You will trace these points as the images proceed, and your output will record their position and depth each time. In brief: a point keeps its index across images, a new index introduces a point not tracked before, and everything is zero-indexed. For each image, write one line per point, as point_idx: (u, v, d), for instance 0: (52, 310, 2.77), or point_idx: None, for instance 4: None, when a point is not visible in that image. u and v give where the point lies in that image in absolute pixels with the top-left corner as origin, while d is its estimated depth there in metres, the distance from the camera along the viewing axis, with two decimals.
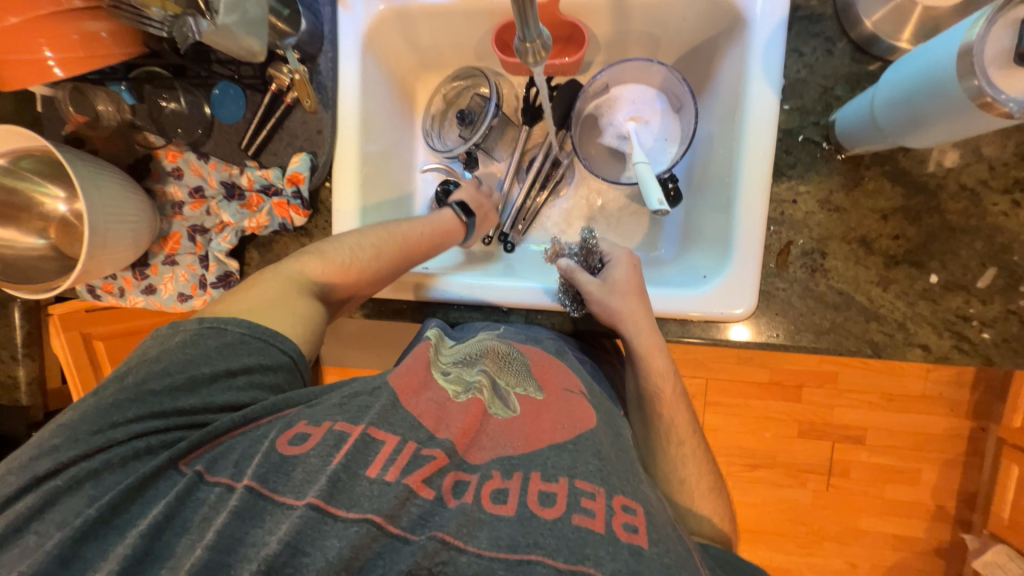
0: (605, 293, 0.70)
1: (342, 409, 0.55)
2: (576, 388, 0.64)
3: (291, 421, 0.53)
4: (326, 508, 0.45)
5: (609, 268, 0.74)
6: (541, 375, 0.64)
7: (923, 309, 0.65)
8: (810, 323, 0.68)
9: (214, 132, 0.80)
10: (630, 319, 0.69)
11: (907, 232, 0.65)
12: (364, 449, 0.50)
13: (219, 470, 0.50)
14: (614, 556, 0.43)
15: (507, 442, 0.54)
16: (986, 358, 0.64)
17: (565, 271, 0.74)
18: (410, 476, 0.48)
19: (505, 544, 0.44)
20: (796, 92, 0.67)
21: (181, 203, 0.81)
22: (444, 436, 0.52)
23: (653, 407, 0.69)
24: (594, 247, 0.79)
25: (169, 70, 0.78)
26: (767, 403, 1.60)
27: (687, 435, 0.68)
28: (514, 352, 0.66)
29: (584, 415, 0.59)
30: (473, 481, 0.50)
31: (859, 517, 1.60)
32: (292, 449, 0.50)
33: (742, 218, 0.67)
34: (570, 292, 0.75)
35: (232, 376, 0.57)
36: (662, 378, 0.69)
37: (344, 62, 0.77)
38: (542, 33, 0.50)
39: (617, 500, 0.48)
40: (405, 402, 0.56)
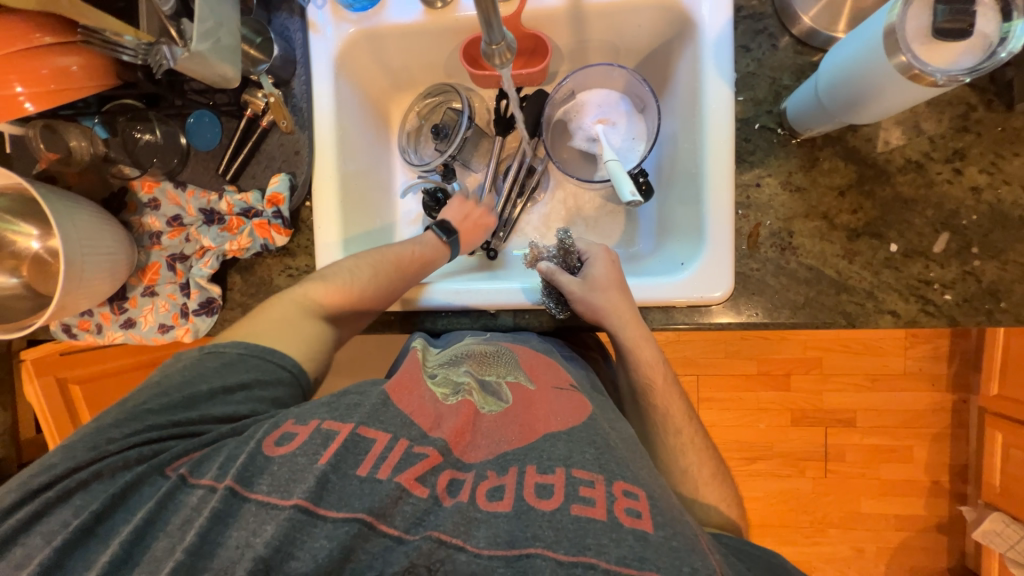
0: (588, 291, 0.72)
1: (331, 407, 0.55)
2: (566, 383, 0.63)
3: (279, 422, 0.53)
4: (315, 510, 0.45)
5: (586, 266, 0.76)
6: (530, 369, 0.64)
7: (888, 277, 0.68)
8: (785, 300, 0.70)
9: (190, 160, 0.81)
10: (615, 314, 0.71)
11: (864, 206, 0.69)
12: (354, 448, 0.50)
13: (202, 473, 0.50)
14: (619, 544, 0.43)
15: (501, 438, 0.54)
16: (951, 319, 0.67)
17: (545, 274, 0.75)
18: (403, 475, 0.48)
19: (505, 541, 0.44)
20: (748, 84, 0.72)
21: (159, 233, 0.80)
22: (437, 434, 0.52)
23: (648, 400, 0.71)
24: (572, 247, 0.80)
25: (142, 101, 0.79)
26: (758, 395, 1.62)
27: (684, 423, 0.69)
28: (503, 350, 0.66)
29: (577, 407, 0.58)
30: (469, 479, 0.50)
31: (859, 500, 1.62)
32: (281, 449, 0.50)
33: (711, 205, 0.70)
34: (553, 295, 0.76)
35: (229, 393, 0.58)
36: (652, 369, 0.70)
37: (318, 84, 0.79)
38: (507, 36, 0.53)
39: (618, 486, 0.48)
40: (398, 401, 0.55)
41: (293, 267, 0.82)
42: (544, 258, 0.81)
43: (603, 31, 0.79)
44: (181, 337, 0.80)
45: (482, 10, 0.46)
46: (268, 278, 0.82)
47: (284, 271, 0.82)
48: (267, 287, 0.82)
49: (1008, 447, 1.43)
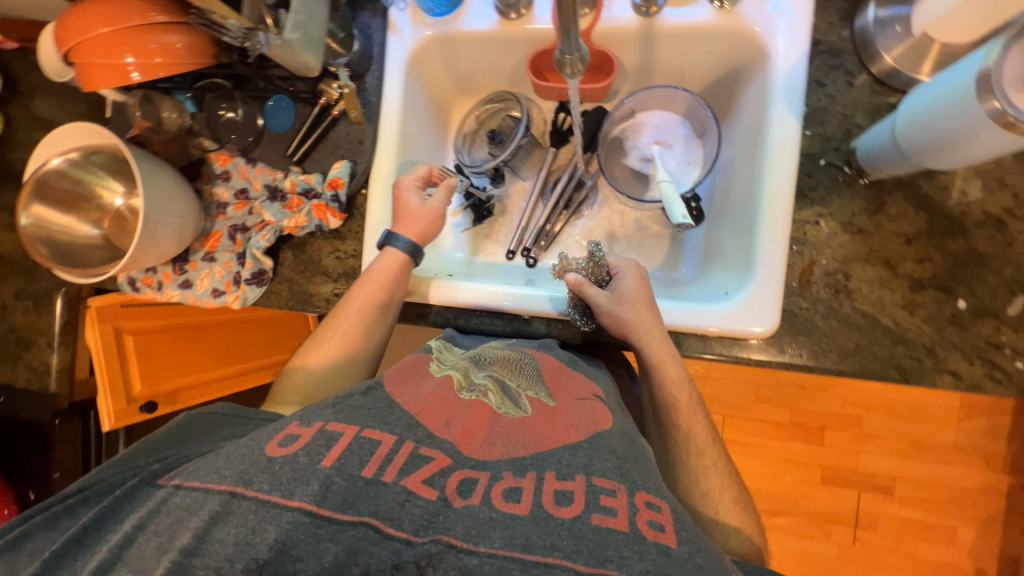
0: (616, 304, 0.71)
1: (336, 409, 0.56)
2: (590, 394, 0.63)
3: (282, 426, 0.54)
4: (319, 512, 0.45)
5: (617, 280, 0.74)
6: (552, 384, 0.64)
7: (952, 335, 0.64)
8: (834, 345, 0.67)
9: (263, 139, 0.86)
10: (642, 329, 0.69)
11: (932, 257, 0.65)
12: (359, 449, 0.50)
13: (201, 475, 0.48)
14: (641, 557, 0.41)
15: (518, 442, 0.54)
16: (1021, 389, 0.62)
17: (572, 286, 0.73)
18: (408, 478, 0.48)
19: (521, 543, 0.42)
20: (817, 119, 0.69)
21: (225, 204, 0.86)
22: (443, 436, 0.53)
23: (670, 419, 0.68)
24: (601, 261, 0.79)
25: (230, 81, 0.85)
26: (788, 445, 1.54)
27: (706, 444, 0.66)
28: (525, 357, 0.67)
29: (601, 416, 0.59)
30: (482, 480, 0.49)
31: None
32: (285, 450, 0.49)
33: (763, 237, 0.68)
34: (579, 306, 0.76)
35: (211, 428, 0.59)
36: (676, 387, 0.68)
37: (388, 81, 0.83)
38: (580, 48, 0.54)
39: (640, 497, 0.47)
40: (403, 403, 0.57)
41: (341, 250, 0.85)
42: (573, 270, 0.80)
43: (672, 54, 0.79)
44: (230, 303, 0.85)
45: (563, 19, 0.48)
46: (317, 258, 0.86)
47: (333, 253, 0.86)
48: (315, 266, 0.86)
49: None
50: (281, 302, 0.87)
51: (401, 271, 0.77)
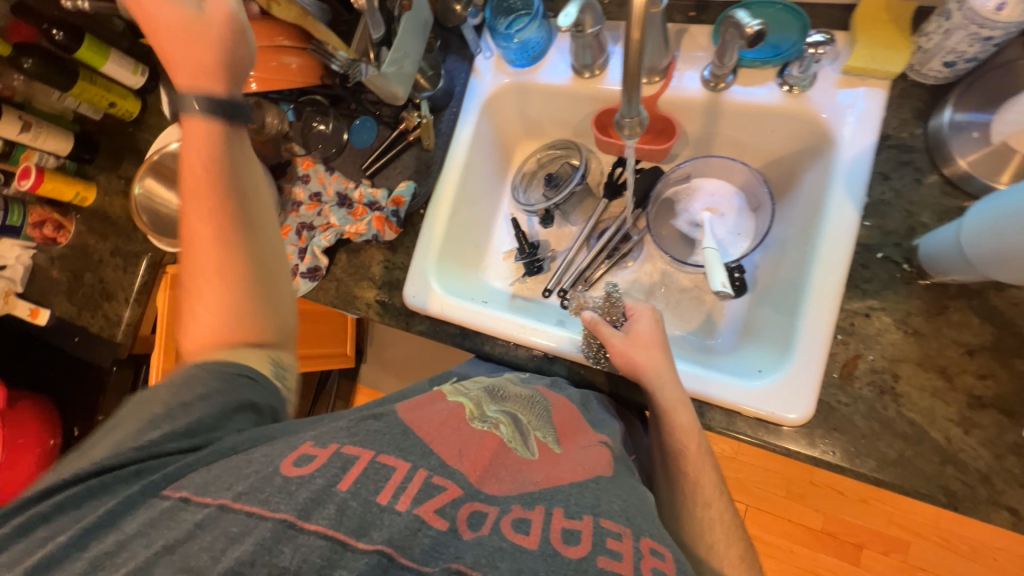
0: (628, 346, 0.71)
1: (350, 432, 0.54)
2: (596, 440, 0.62)
3: (295, 444, 0.50)
4: (336, 536, 0.42)
5: (630, 323, 0.75)
6: (560, 427, 0.64)
7: (1012, 465, 0.58)
8: (873, 449, 0.62)
9: (344, 152, 0.96)
10: (653, 374, 0.68)
11: (996, 374, 0.60)
12: (375, 475, 0.48)
13: (213, 490, 0.46)
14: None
15: (527, 477, 0.53)
16: None
17: (587, 322, 0.75)
18: (421, 507, 0.46)
19: None
20: (879, 212, 0.68)
21: (300, 203, 0.95)
22: (455, 466, 0.51)
23: (677, 467, 0.65)
24: (617, 302, 0.82)
25: (328, 100, 0.96)
26: (816, 555, 1.38)
27: (714, 497, 0.62)
28: (537, 396, 0.69)
29: (602, 461, 0.57)
30: (492, 513, 0.47)
31: None
32: (299, 470, 0.47)
33: (807, 320, 0.66)
34: (593, 343, 0.77)
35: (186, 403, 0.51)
36: (686, 435, 0.65)
37: (463, 117, 0.91)
38: (641, 113, 0.58)
39: (645, 542, 0.47)
40: (416, 429, 0.56)
41: (391, 261, 0.91)
42: (589, 309, 0.83)
43: (735, 128, 0.81)
44: None
45: (627, 84, 0.52)
46: (368, 264, 0.92)
47: (382, 262, 0.92)
48: (364, 271, 0.92)
49: None
50: (328, 298, 0.93)
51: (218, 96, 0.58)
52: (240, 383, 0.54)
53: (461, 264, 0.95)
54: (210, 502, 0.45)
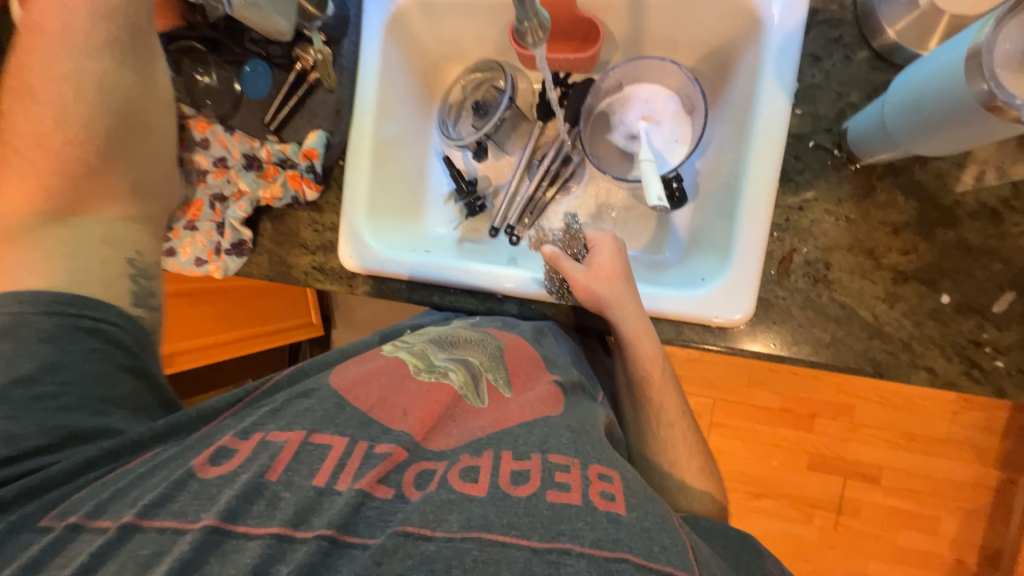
0: (591, 279, 0.69)
1: (276, 418, 0.52)
2: (547, 379, 0.61)
3: (212, 437, 0.50)
4: (275, 532, 0.42)
5: (592, 254, 0.72)
6: (512, 366, 0.63)
7: (931, 330, 0.62)
8: (808, 336, 0.65)
9: (241, 106, 0.84)
10: (614, 306, 0.68)
11: (919, 248, 0.62)
12: (308, 457, 0.48)
13: (110, 510, 0.43)
14: (592, 527, 0.42)
15: (475, 425, 0.53)
16: (999, 389, 0.60)
17: (549, 258, 0.72)
18: (362, 480, 0.45)
19: (476, 523, 0.42)
20: (810, 97, 0.65)
21: (205, 171, 0.83)
22: (399, 428, 0.51)
23: (642, 393, 0.68)
24: (576, 234, 0.79)
25: (205, 45, 0.82)
26: (776, 429, 1.54)
27: (677, 419, 0.67)
28: (487, 337, 0.66)
29: (552, 401, 0.57)
30: (438, 470, 0.47)
31: (867, 562, 1.52)
32: (218, 470, 0.46)
33: (744, 221, 0.66)
34: (556, 280, 0.75)
35: (42, 396, 0.49)
36: (649, 363, 0.67)
37: (366, 46, 0.80)
38: (540, 13, 0.53)
39: (593, 470, 0.48)
40: (353, 400, 0.54)
41: (319, 222, 0.85)
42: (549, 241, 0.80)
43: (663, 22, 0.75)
44: (212, 272, 0.84)
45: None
46: (296, 229, 0.86)
47: (311, 225, 0.85)
48: (293, 238, 0.86)
49: None
50: (262, 271, 0.87)
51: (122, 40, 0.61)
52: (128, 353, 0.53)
53: (397, 215, 0.89)
54: (110, 525, 0.42)
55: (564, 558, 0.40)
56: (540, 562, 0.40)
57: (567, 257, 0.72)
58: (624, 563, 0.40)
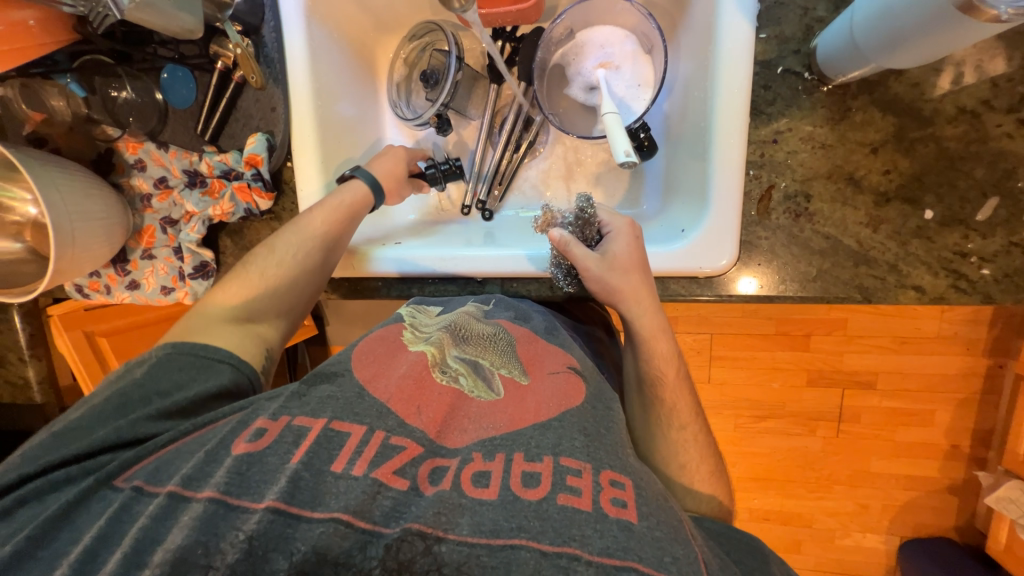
0: (606, 270, 0.66)
1: (301, 402, 0.51)
2: (563, 365, 0.59)
3: (248, 420, 0.50)
4: (289, 511, 0.42)
5: (606, 241, 0.69)
6: (526, 359, 0.59)
7: (917, 248, 0.61)
8: (795, 272, 0.64)
9: (169, 118, 0.78)
10: (629, 298, 0.66)
11: (899, 165, 0.59)
12: (328, 443, 0.47)
13: (165, 480, 0.46)
14: (602, 534, 0.42)
15: (489, 424, 0.51)
16: (986, 296, 0.60)
17: (558, 244, 0.68)
18: (379, 469, 0.45)
19: (488, 529, 0.42)
20: (773, 18, 0.60)
21: (148, 195, 0.79)
22: (414, 423, 0.49)
23: (654, 394, 0.66)
24: (591, 219, 0.72)
25: (113, 57, 0.75)
26: (775, 353, 1.58)
27: (689, 419, 0.65)
28: (499, 331, 0.62)
29: (573, 391, 0.56)
30: (452, 467, 0.47)
31: (870, 461, 1.61)
32: (248, 447, 0.46)
33: (718, 164, 0.62)
34: (563, 266, 0.72)
35: (167, 395, 0.56)
36: (664, 361, 0.66)
37: (288, 30, 0.71)
38: None
39: (604, 476, 0.47)
40: (373, 390, 0.52)
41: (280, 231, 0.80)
42: (558, 225, 0.73)
43: None
44: (182, 299, 0.82)
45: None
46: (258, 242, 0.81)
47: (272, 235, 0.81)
48: None
49: None
50: None
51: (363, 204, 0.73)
52: (220, 370, 0.59)
53: None
54: (160, 492, 0.45)
55: (573, 564, 0.40)
56: (551, 565, 0.40)
57: (578, 242, 0.68)
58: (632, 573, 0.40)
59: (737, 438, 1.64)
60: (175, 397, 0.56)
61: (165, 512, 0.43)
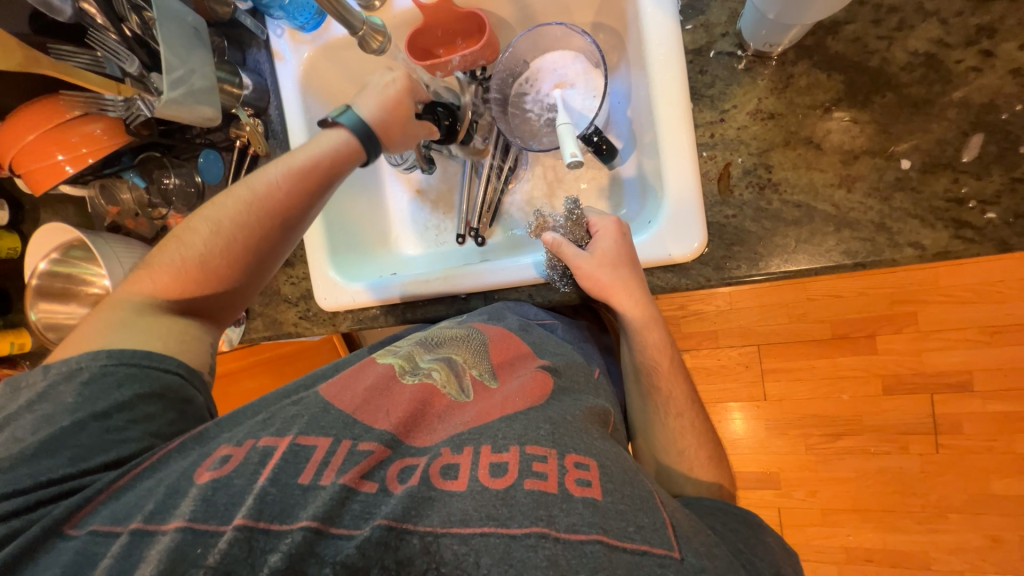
0: (596, 267, 0.66)
1: (266, 425, 0.52)
2: (534, 365, 0.62)
3: (210, 450, 0.50)
4: (256, 525, 0.42)
5: (594, 240, 0.69)
6: (496, 356, 0.63)
7: (902, 202, 0.56)
8: (771, 246, 0.61)
9: (206, 194, 0.92)
10: (622, 291, 0.65)
11: (859, 120, 0.57)
12: (294, 457, 0.47)
13: (124, 518, 0.45)
14: (568, 513, 0.43)
15: (458, 421, 0.53)
16: (1001, 244, 0.53)
17: (551, 247, 0.70)
18: (347, 475, 0.46)
19: (457, 518, 0.43)
20: (698, 9, 0.63)
21: None
22: (382, 427, 0.51)
23: (650, 382, 0.65)
24: (580, 218, 0.75)
25: (162, 151, 0.93)
26: (836, 360, 1.41)
27: (686, 407, 0.64)
28: (472, 331, 0.66)
29: (539, 390, 0.57)
30: (420, 465, 0.48)
31: (988, 480, 1.34)
32: (212, 475, 0.46)
33: (667, 151, 0.63)
34: (558, 268, 0.74)
35: (107, 417, 0.52)
36: (657, 351, 0.66)
37: (287, 105, 0.85)
38: (370, 22, 0.71)
39: (569, 459, 0.47)
40: (339, 403, 0.54)
41: (294, 276, 0.91)
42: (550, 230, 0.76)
43: None
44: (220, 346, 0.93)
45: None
46: (277, 287, 0.92)
47: (288, 280, 0.91)
48: (277, 296, 0.92)
49: None
50: (260, 335, 0.94)
51: (346, 153, 0.67)
52: (169, 381, 0.57)
53: (368, 249, 0.95)
54: (121, 531, 0.44)
55: (541, 541, 0.41)
56: (520, 546, 0.41)
57: (570, 243, 0.69)
58: (597, 545, 0.41)
59: (812, 462, 1.43)
60: (115, 420, 0.53)
61: (130, 550, 0.43)
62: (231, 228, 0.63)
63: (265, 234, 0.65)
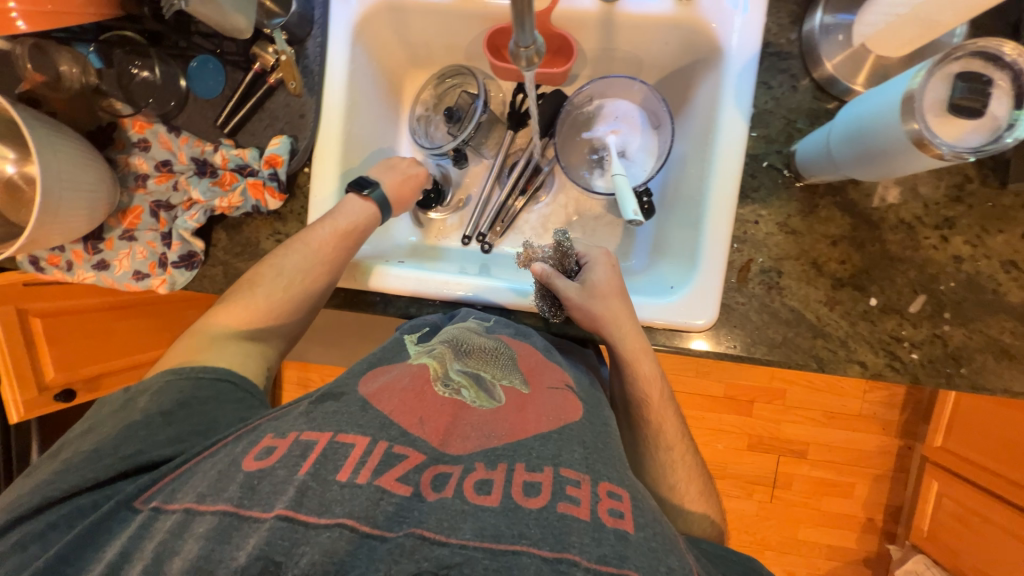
0: (585, 298, 0.71)
1: (309, 418, 0.51)
2: (562, 383, 0.63)
3: (257, 439, 0.49)
4: (298, 517, 0.41)
5: (586, 272, 0.74)
6: (526, 369, 0.63)
7: (862, 328, 0.71)
8: (763, 337, 0.72)
9: (188, 106, 0.77)
10: (611, 323, 0.70)
11: (852, 258, 0.71)
12: (333, 454, 0.46)
13: (179, 496, 0.45)
14: (599, 542, 0.42)
15: (491, 432, 0.52)
16: (913, 377, 0.71)
17: (540, 276, 0.72)
18: (382, 477, 0.45)
19: (490, 534, 0.41)
20: (763, 121, 0.73)
21: (145, 175, 0.76)
22: (416, 434, 0.50)
23: (643, 414, 0.71)
24: (568, 251, 0.78)
25: (144, 36, 0.75)
26: (722, 416, 1.68)
27: (676, 441, 0.70)
28: (501, 346, 0.65)
29: (570, 407, 0.58)
30: (455, 474, 0.47)
31: (798, 528, 1.70)
32: (260, 464, 0.46)
33: (708, 235, 0.71)
34: (547, 299, 0.75)
35: (169, 414, 0.56)
36: (649, 384, 0.70)
37: (333, 47, 0.75)
38: (537, 39, 0.50)
39: (602, 487, 0.48)
40: (379, 404, 0.52)
41: (282, 232, 0.79)
42: (539, 259, 0.79)
43: (630, 41, 0.80)
44: (155, 287, 0.76)
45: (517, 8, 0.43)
46: (256, 240, 0.79)
47: (272, 235, 0.79)
48: (253, 248, 0.79)
49: (942, 495, 1.52)
50: (215, 286, 0.80)
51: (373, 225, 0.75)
52: (222, 388, 0.60)
53: None
54: (176, 509, 0.44)
55: (572, 569, 0.40)
56: (551, 570, 0.39)
57: (557, 274, 0.73)
58: None
59: None
60: (178, 418, 0.55)
61: (181, 527, 0.42)
62: (291, 278, 0.70)
63: (317, 285, 0.71)
